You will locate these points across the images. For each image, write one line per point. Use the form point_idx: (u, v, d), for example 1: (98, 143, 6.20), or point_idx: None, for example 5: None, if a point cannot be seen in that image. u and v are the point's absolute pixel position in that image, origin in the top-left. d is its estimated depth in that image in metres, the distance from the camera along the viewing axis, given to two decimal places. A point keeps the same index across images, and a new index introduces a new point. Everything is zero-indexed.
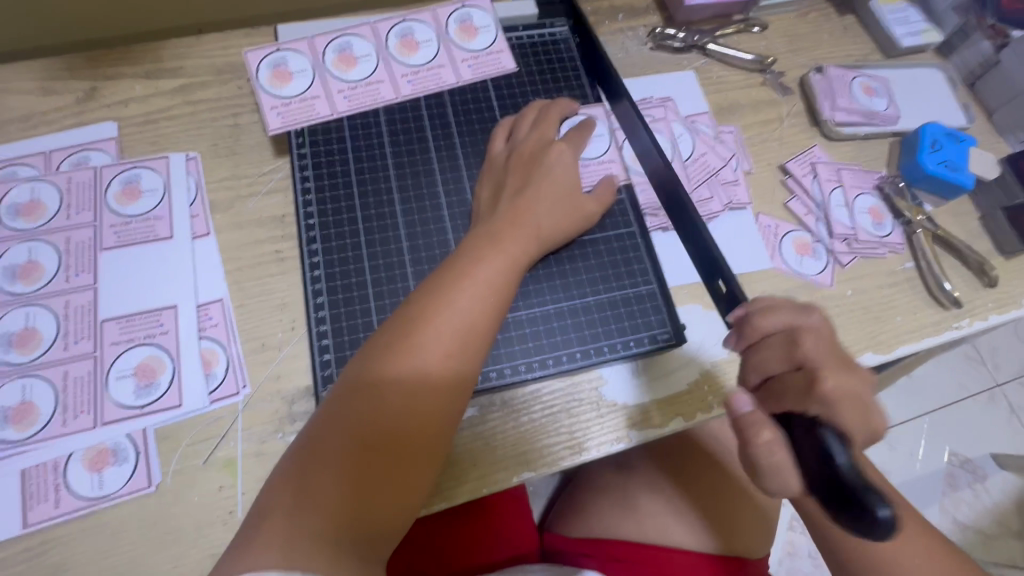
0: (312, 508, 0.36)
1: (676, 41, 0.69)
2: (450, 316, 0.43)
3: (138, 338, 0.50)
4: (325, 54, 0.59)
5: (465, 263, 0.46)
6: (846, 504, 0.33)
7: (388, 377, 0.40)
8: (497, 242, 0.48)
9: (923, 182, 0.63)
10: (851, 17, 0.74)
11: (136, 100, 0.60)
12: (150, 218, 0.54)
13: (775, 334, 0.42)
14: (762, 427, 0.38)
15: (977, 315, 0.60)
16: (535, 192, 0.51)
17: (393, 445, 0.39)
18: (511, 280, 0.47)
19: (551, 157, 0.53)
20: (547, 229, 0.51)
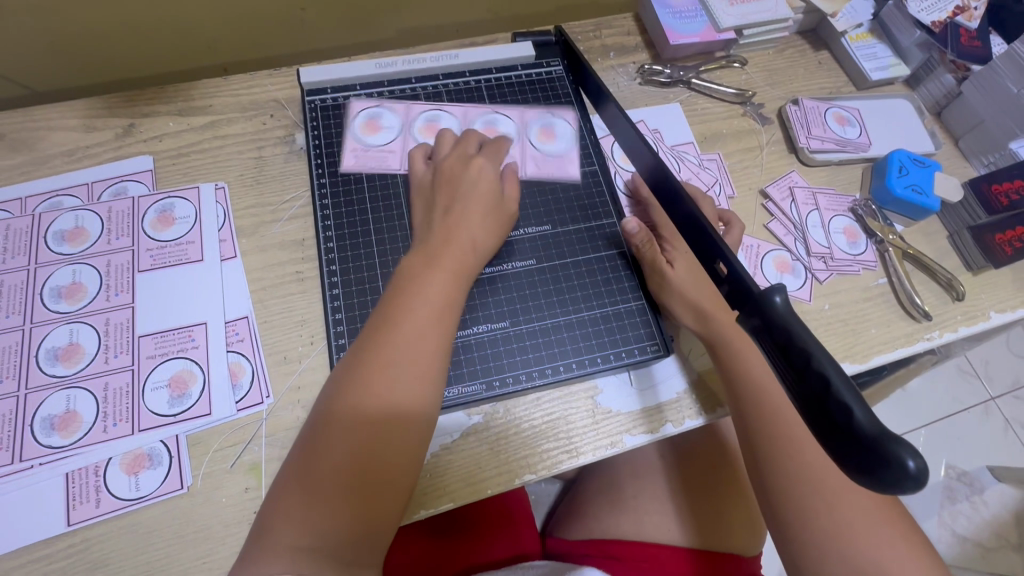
0: (306, 522, 0.41)
1: (663, 77, 0.75)
2: (400, 340, 0.46)
3: (171, 352, 0.55)
4: (356, 118, 0.65)
5: (410, 286, 0.49)
6: (870, 464, 0.29)
7: (352, 400, 0.44)
8: (432, 263, 0.50)
9: (892, 205, 0.68)
10: (825, 52, 0.80)
11: (169, 135, 0.65)
12: (183, 242, 0.59)
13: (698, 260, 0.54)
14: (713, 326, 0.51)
15: (947, 327, 0.64)
16: (465, 208, 0.54)
17: (372, 459, 0.44)
18: (453, 296, 0.50)
19: (471, 173, 0.56)
20: (481, 244, 0.53)
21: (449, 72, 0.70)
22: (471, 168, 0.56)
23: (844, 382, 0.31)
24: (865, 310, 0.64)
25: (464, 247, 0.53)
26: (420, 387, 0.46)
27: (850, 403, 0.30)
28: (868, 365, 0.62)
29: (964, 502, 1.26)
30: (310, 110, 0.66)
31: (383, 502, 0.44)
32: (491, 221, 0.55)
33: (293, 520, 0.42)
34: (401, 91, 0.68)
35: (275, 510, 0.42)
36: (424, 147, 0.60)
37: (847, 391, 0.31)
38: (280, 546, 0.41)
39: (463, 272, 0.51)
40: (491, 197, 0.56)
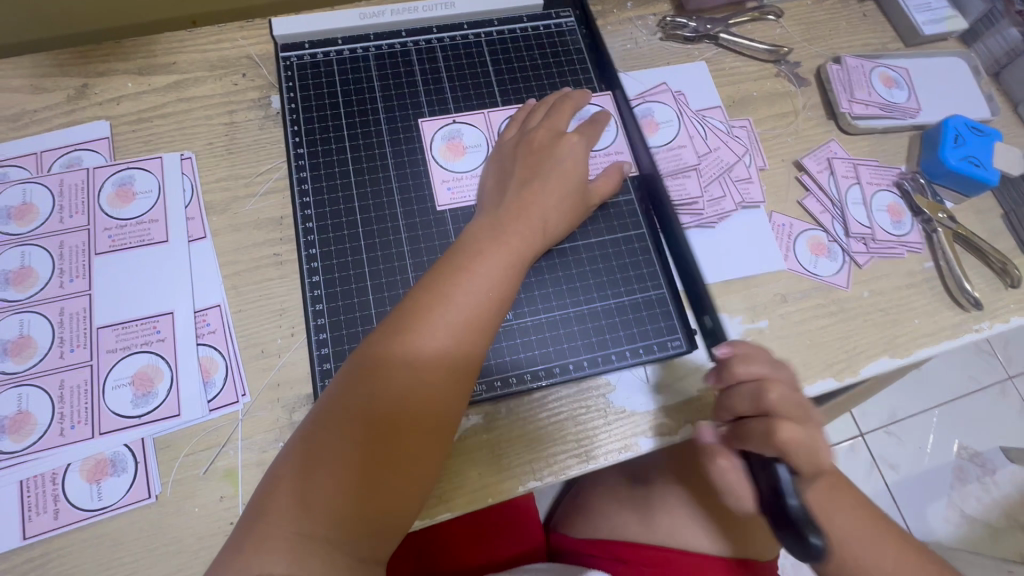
0: (321, 500, 0.36)
1: (687, 31, 0.66)
2: (447, 309, 0.42)
3: (134, 345, 0.49)
4: (434, 140, 0.56)
5: (469, 260, 0.44)
6: (781, 527, 0.40)
7: (392, 366, 0.40)
8: (499, 234, 0.46)
9: (945, 178, 0.61)
10: (871, 3, 0.71)
11: (128, 97, 0.58)
12: (145, 221, 0.53)
13: (745, 382, 0.45)
14: (722, 462, 0.45)
15: (998, 318, 0.57)
16: (543, 184, 0.49)
17: (400, 433, 0.39)
18: (513, 274, 0.45)
19: (562, 152, 0.51)
20: (552, 227, 0.49)
21: (445, 24, 0.61)
22: (562, 144, 0.51)
23: (784, 471, 0.41)
24: (908, 298, 0.57)
25: (535, 227, 0.48)
26: (464, 366, 0.41)
27: (786, 492, 0.40)
28: (910, 360, 0.55)
29: (975, 484, 1.23)
30: (285, 68, 0.58)
31: (401, 489, 0.38)
32: (566, 204, 0.50)
33: (303, 499, 0.36)
34: (390, 46, 0.60)
35: (281, 484, 0.37)
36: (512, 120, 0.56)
37: (790, 491, 0.40)
38: (280, 529, 0.35)
39: (529, 253, 0.47)
40: (576, 178, 0.51)
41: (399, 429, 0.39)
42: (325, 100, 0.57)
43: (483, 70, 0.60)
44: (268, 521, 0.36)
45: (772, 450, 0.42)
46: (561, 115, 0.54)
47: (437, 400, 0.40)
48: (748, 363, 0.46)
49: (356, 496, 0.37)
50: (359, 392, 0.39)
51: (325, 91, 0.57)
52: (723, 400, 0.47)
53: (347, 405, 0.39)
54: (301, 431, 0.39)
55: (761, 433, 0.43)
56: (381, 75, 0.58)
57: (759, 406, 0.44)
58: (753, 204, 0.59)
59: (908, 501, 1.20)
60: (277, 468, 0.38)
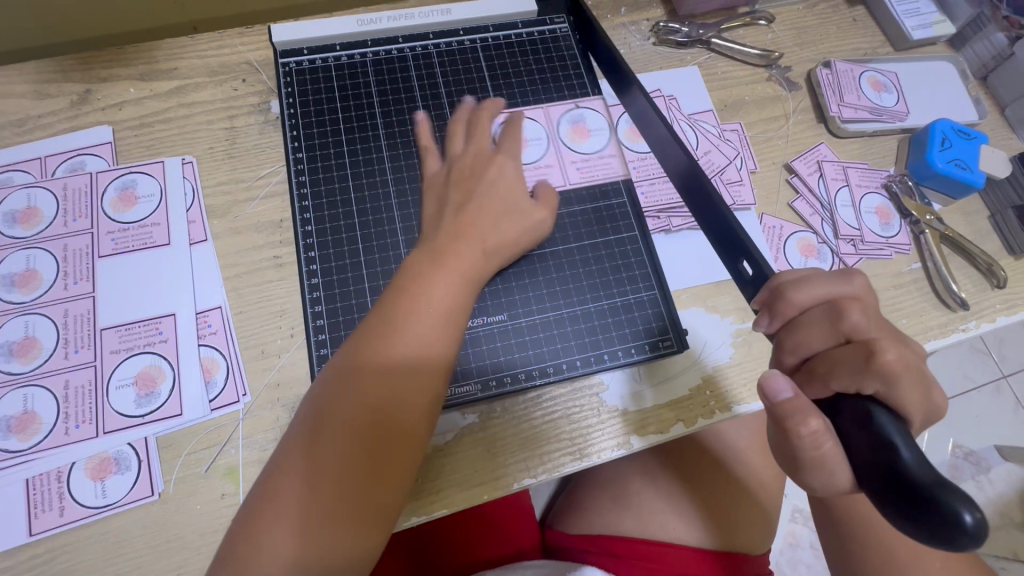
0: (302, 519, 0.37)
1: (680, 36, 0.67)
2: (404, 332, 0.43)
3: (137, 346, 0.50)
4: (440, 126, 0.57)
5: (422, 275, 0.45)
6: (920, 509, 0.29)
7: (363, 382, 0.41)
8: (439, 257, 0.46)
9: (931, 181, 0.62)
10: (861, 8, 0.72)
11: (131, 103, 0.59)
12: (147, 224, 0.54)
13: (814, 308, 0.39)
14: (808, 415, 0.34)
15: (984, 317, 0.59)
16: (477, 207, 0.50)
17: (376, 444, 0.40)
18: (463, 291, 0.46)
19: (491, 173, 0.52)
20: (494, 246, 0.49)
21: (441, 30, 0.62)
22: (492, 166, 0.52)
23: (888, 416, 0.33)
24: (895, 298, 0.59)
25: (476, 248, 0.48)
26: (429, 375, 0.43)
27: (897, 444, 0.32)
28: None
29: (969, 481, 1.24)
30: (284, 73, 0.59)
31: (383, 498, 0.40)
32: (507, 223, 0.50)
33: (288, 527, 0.37)
34: (387, 52, 0.60)
35: (259, 515, 0.38)
36: (450, 136, 0.55)
37: (893, 430, 0.32)
38: (266, 552, 0.37)
39: (475, 270, 0.47)
40: (513, 198, 0.52)
41: (371, 441, 0.40)
42: (323, 106, 0.58)
43: (478, 75, 0.61)
44: (253, 552, 0.37)
45: (874, 380, 0.35)
46: (481, 135, 0.55)
47: (408, 411, 0.41)
48: (813, 284, 0.39)
49: (335, 514, 0.38)
50: (330, 421, 0.40)
51: (324, 97, 0.58)
52: (785, 340, 0.40)
53: (315, 437, 0.39)
54: (278, 452, 0.40)
55: (858, 361, 0.36)
56: (378, 80, 0.59)
57: (835, 331, 0.37)
58: (744, 206, 0.60)
59: None
60: (256, 498, 0.39)
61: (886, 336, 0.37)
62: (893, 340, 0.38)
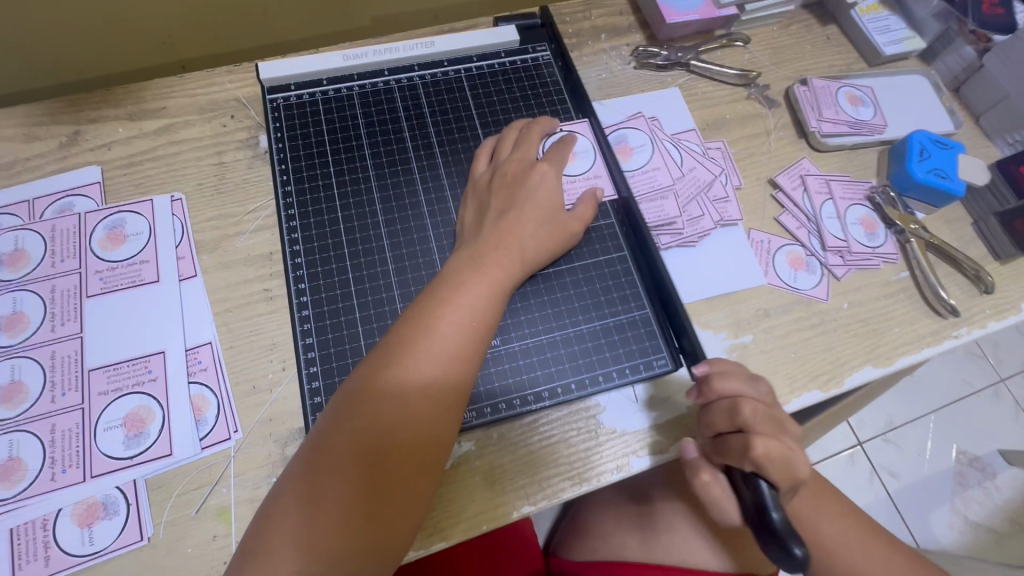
0: (321, 531, 0.37)
1: (659, 59, 0.69)
2: (434, 339, 0.43)
3: (126, 386, 0.49)
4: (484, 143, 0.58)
5: (452, 286, 0.46)
6: (764, 543, 0.39)
7: (387, 392, 0.41)
8: (478, 264, 0.47)
9: (914, 190, 0.63)
10: (833, 27, 0.75)
11: (119, 142, 0.59)
12: (136, 262, 0.54)
13: (722, 399, 0.45)
14: (700, 470, 0.46)
15: (975, 324, 0.59)
16: (519, 214, 0.51)
17: (398, 456, 0.39)
18: (493, 303, 0.46)
19: (534, 180, 0.53)
20: (531, 255, 0.50)
21: (425, 61, 0.63)
22: (534, 175, 0.53)
23: (767, 486, 0.41)
24: (885, 307, 0.59)
25: (515, 257, 0.49)
26: (455, 390, 0.43)
27: (768, 506, 0.40)
28: (892, 368, 0.57)
29: (976, 488, 1.23)
30: (272, 109, 0.60)
31: (401, 514, 0.39)
32: (543, 231, 0.52)
33: (305, 539, 0.36)
34: (373, 85, 0.61)
35: (280, 519, 0.37)
36: (477, 155, 0.57)
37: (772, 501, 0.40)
38: (280, 565, 0.36)
39: (509, 281, 0.48)
40: (553, 206, 0.53)
41: (394, 453, 0.39)
42: (311, 139, 0.58)
43: (464, 105, 0.61)
44: (266, 567, 0.36)
45: (749, 465, 0.42)
46: (529, 146, 0.56)
47: (432, 426, 0.41)
48: (725, 378, 0.46)
49: (353, 530, 0.37)
50: (356, 433, 0.39)
51: (311, 130, 0.59)
52: (703, 417, 0.46)
53: (340, 446, 0.39)
54: (297, 458, 0.40)
55: (738, 449, 0.42)
56: (366, 112, 0.60)
57: (733, 421, 0.44)
58: (731, 222, 0.61)
59: (908, 508, 1.21)
60: (273, 512, 0.38)
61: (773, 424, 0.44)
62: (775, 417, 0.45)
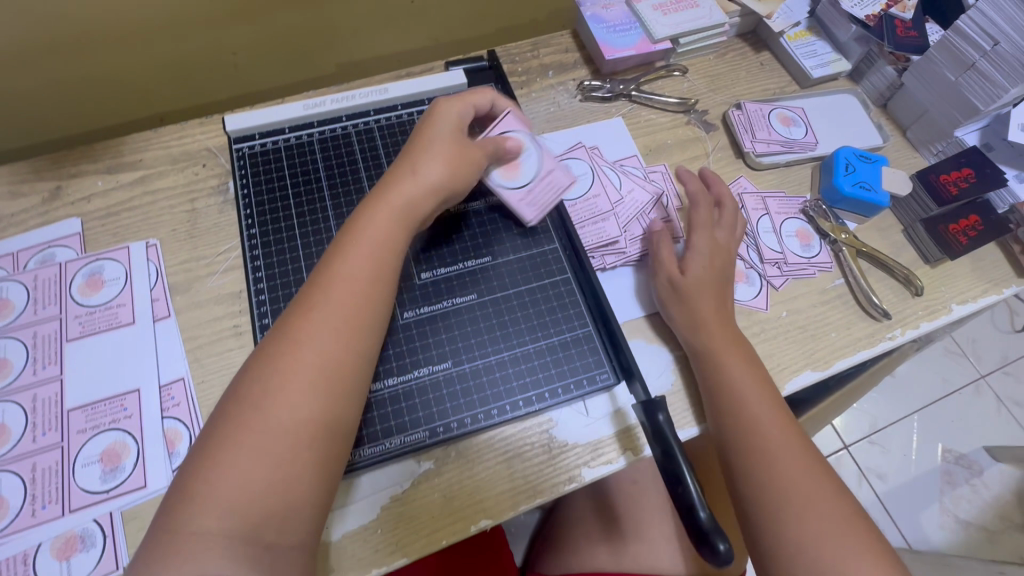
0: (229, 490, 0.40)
1: (602, 92, 0.74)
2: (317, 295, 0.47)
3: (103, 423, 0.52)
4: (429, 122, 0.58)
5: (337, 246, 0.50)
6: (698, 544, 0.43)
7: (279, 352, 0.45)
8: (360, 220, 0.51)
9: (843, 203, 0.67)
10: (766, 53, 0.80)
11: (98, 195, 0.64)
12: (113, 306, 0.57)
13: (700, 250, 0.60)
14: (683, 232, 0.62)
15: (909, 324, 0.62)
16: (406, 163, 0.54)
17: (297, 409, 0.43)
18: (386, 259, 0.50)
19: (430, 120, 0.57)
20: (426, 200, 0.53)
21: (380, 106, 0.68)
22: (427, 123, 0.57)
23: (695, 489, 0.44)
24: (822, 314, 0.63)
25: (397, 209, 0.52)
26: (344, 344, 0.46)
27: (696, 506, 0.43)
28: (830, 372, 0.60)
29: (964, 487, 1.24)
30: (237, 158, 0.64)
31: (304, 457, 0.43)
32: (440, 175, 0.54)
33: (223, 506, 0.40)
34: (332, 130, 0.66)
35: (191, 487, 0.40)
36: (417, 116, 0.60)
37: (698, 496, 0.44)
38: (189, 528, 0.39)
39: (401, 233, 0.52)
40: (445, 141, 0.55)
41: (291, 410, 0.43)
42: (273, 183, 0.63)
43: None
44: (178, 542, 0.38)
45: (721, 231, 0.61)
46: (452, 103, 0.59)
47: (326, 373, 0.45)
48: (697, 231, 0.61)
49: (264, 481, 0.41)
50: (247, 409, 0.43)
51: (273, 176, 0.63)
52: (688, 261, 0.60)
53: (238, 411, 0.43)
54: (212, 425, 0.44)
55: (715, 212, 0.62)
56: (325, 156, 0.64)
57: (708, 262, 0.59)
58: (673, 240, 0.64)
59: (898, 509, 1.22)
60: (181, 492, 0.40)
61: (739, 348, 0.56)
62: (740, 344, 0.56)
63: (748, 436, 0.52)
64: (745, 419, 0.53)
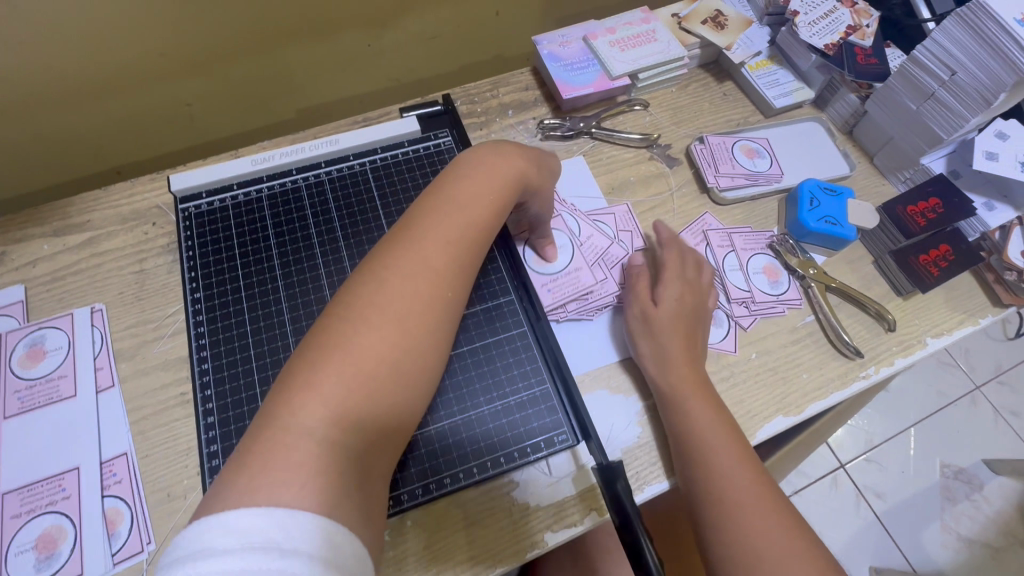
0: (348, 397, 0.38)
1: (562, 130, 0.73)
2: (452, 229, 0.48)
3: (39, 507, 0.50)
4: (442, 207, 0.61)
5: (466, 184, 0.50)
6: None
7: (408, 274, 0.44)
8: (492, 168, 0.52)
9: (811, 237, 0.65)
10: (729, 83, 0.79)
11: (44, 259, 0.62)
12: (54, 378, 0.55)
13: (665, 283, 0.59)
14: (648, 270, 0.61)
15: (883, 361, 0.61)
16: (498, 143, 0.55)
17: (399, 329, 0.42)
18: (486, 205, 0.50)
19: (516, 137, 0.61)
20: (525, 172, 0.54)
21: (331, 157, 0.67)
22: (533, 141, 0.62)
23: (655, 557, 0.42)
24: (793, 354, 0.61)
25: (512, 165, 0.53)
26: (446, 276, 0.46)
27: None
28: (803, 417, 0.58)
29: (964, 502, 1.21)
30: (183, 219, 0.63)
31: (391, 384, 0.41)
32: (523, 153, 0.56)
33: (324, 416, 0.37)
34: (281, 185, 0.64)
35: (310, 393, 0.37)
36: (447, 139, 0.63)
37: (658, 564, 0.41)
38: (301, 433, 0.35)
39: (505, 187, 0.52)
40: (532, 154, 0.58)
41: (396, 329, 0.42)
42: (219, 244, 0.61)
43: (368, 196, 0.65)
44: (289, 445, 0.35)
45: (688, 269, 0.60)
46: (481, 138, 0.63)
47: (428, 300, 0.44)
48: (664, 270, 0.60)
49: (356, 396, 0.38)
50: (337, 329, 0.40)
51: (220, 236, 0.61)
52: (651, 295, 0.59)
53: (377, 332, 0.41)
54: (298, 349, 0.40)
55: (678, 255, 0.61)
56: (273, 213, 0.63)
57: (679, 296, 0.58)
58: None
59: (898, 529, 1.19)
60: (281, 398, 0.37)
61: (705, 395, 0.54)
62: (706, 386, 0.54)
63: (712, 487, 0.49)
64: (708, 467, 0.50)
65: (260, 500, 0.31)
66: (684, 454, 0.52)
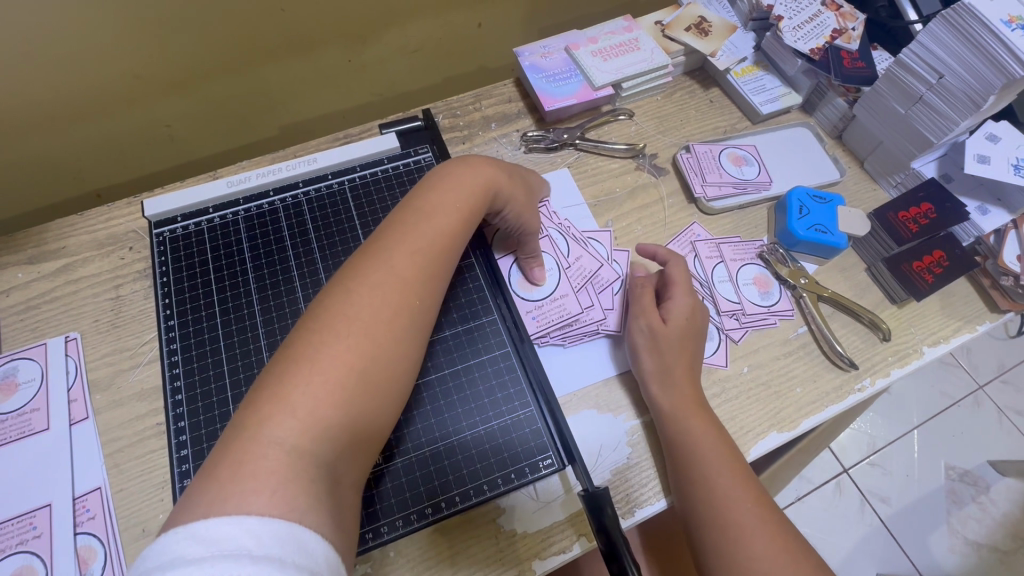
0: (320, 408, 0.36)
1: (545, 142, 0.72)
2: (422, 239, 0.47)
3: (9, 546, 0.48)
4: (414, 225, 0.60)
5: (434, 198, 0.50)
6: None
7: (377, 284, 0.43)
8: (461, 179, 0.52)
9: (801, 246, 0.64)
10: (715, 89, 0.78)
11: (18, 288, 0.61)
12: (27, 411, 0.54)
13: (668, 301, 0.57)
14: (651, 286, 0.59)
15: (878, 371, 0.59)
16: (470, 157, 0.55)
17: (370, 336, 0.41)
18: (455, 216, 0.50)
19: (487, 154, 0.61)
20: (495, 181, 0.54)
21: (309, 177, 0.65)
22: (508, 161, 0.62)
23: None
24: (786, 366, 0.59)
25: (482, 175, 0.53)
26: (415, 285, 0.45)
27: None
28: (798, 432, 0.56)
29: (971, 505, 1.19)
30: (158, 244, 0.61)
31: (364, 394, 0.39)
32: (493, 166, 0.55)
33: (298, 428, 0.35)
34: (258, 207, 0.63)
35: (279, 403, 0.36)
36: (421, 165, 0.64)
37: None
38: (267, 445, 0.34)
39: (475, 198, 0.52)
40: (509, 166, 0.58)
41: (368, 337, 0.41)
42: (195, 269, 0.60)
43: (347, 215, 0.63)
44: (254, 460, 0.33)
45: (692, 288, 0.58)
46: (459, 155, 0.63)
47: (399, 308, 0.43)
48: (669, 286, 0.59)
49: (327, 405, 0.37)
50: (305, 342, 0.39)
51: (195, 261, 0.60)
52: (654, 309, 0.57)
53: (344, 341, 0.40)
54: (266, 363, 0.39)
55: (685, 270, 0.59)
56: (250, 236, 0.62)
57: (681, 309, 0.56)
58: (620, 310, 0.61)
59: (904, 534, 1.16)
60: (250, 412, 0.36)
61: (698, 406, 0.52)
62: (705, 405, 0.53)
63: (709, 506, 0.48)
64: (702, 484, 0.48)
65: (228, 512, 0.30)
66: (682, 471, 0.50)
